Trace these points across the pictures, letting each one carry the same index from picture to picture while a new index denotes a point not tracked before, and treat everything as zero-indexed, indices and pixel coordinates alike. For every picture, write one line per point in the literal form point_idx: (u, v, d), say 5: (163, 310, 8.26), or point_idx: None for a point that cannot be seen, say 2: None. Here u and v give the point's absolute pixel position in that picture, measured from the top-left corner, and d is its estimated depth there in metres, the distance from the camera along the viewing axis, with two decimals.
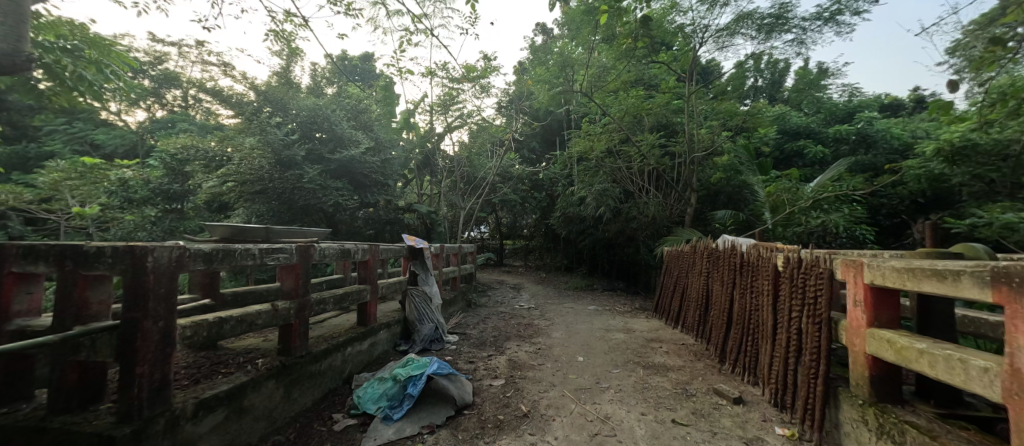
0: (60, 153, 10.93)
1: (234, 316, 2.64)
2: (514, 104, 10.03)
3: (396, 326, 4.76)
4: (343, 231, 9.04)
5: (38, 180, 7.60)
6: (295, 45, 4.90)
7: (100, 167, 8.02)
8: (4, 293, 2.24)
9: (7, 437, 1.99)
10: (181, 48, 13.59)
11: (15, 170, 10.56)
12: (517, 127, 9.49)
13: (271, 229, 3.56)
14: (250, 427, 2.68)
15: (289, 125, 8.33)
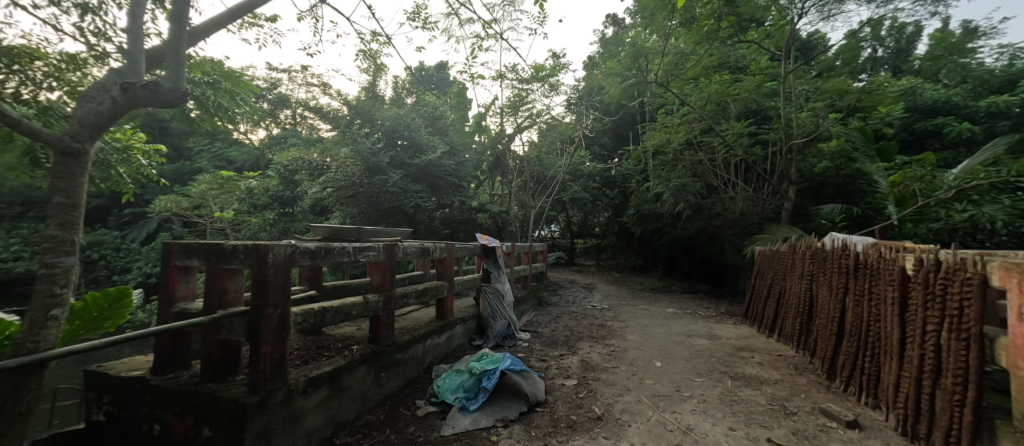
0: (204, 168, 13.21)
1: (333, 306, 2.88)
2: (585, 101, 9.79)
3: (470, 321, 4.86)
4: (423, 231, 9.54)
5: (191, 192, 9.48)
6: (380, 62, 5.25)
7: (233, 178, 9.70)
8: (169, 283, 2.75)
9: (172, 397, 2.42)
10: (290, 73, 15.44)
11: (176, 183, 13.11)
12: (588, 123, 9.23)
13: (361, 229, 3.81)
14: (345, 406, 2.92)
15: (375, 134, 8.97)
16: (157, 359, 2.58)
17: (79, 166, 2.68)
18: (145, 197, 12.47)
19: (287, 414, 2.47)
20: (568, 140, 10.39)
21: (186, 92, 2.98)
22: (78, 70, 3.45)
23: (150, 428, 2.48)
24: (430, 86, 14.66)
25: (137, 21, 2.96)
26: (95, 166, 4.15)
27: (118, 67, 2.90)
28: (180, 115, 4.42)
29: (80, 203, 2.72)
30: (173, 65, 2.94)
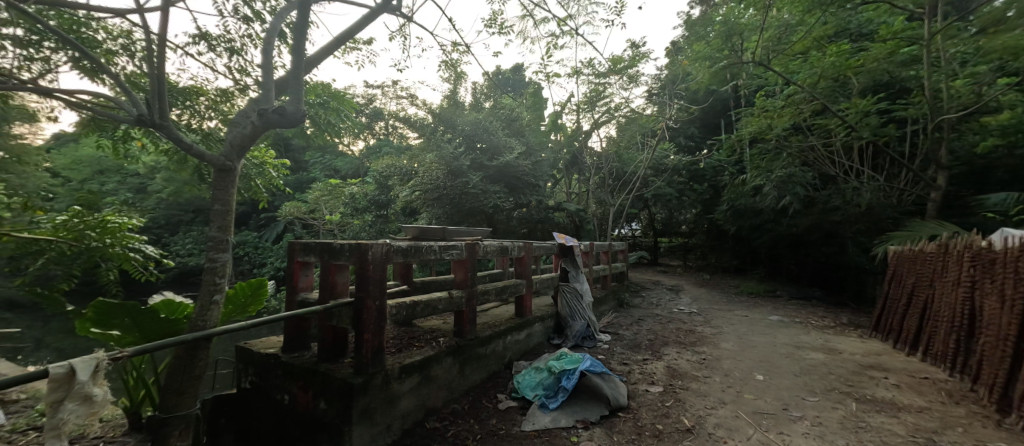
0: (315, 178, 14.92)
1: (423, 300, 2.99)
2: (668, 90, 9.17)
3: (549, 320, 4.78)
4: (502, 230, 9.66)
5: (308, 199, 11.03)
6: (461, 71, 5.39)
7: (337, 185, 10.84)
8: (292, 276, 3.15)
9: (298, 372, 2.80)
10: (383, 88, 16.80)
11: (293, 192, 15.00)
12: (672, 114, 8.62)
13: (445, 228, 3.93)
14: (434, 393, 3.04)
15: (456, 139, 9.34)
16: (286, 340, 3.03)
17: (230, 180, 3.20)
18: (271, 204, 14.52)
19: (385, 396, 2.65)
20: (650, 133, 9.83)
21: (305, 112, 3.30)
22: (229, 101, 4.26)
23: (281, 398, 2.89)
24: (507, 89, 14.87)
25: (268, 57, 3.34)
26: (241, 178, 4.86)
27: (255, 98, 3.38)
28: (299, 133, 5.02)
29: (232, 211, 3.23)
30: (294, 92, 3.27)
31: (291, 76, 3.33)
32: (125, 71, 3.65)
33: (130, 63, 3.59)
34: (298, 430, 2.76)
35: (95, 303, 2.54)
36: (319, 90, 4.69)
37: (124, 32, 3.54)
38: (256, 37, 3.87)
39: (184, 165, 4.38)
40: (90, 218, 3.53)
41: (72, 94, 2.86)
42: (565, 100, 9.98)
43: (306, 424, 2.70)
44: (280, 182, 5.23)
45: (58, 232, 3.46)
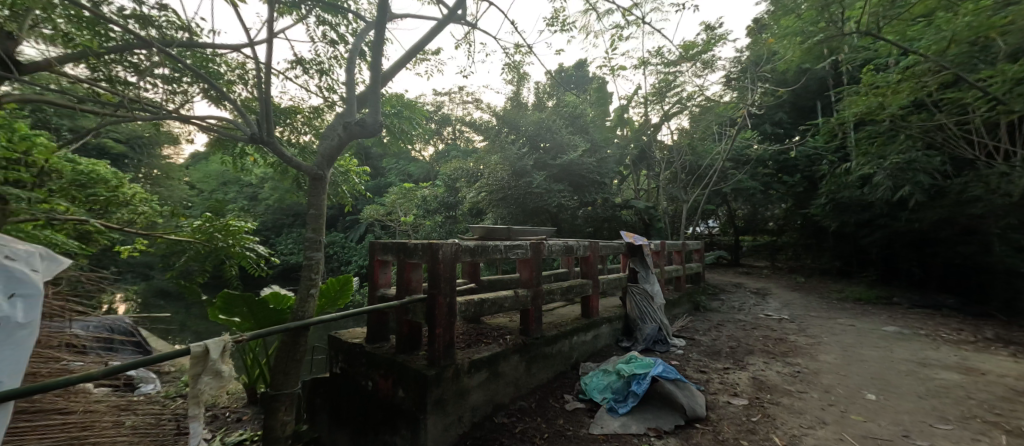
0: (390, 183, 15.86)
1: (490, 298, 2.98)
2: (749, 73, 8.36)
3: (618, 322, 4.56)
4: (567, 229, 9.43)
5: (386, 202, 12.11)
6: (523, 71, 5.34)
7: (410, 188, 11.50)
8: (373, 273, 3.32)
9: (378, 361, 2.94)
10: (450, 95, 17.44)
11: (371, 196, 16.08)
12: (753, 99, 7.84)
13: (511, 228, 3.90)
14: (502, 390, 3.02)
15: (520, 140, 9.39)
16: (368, 332, 3.21)
17: (324, 189, 3.44)
18: (355, 208, 15.77)
19: (455, 389, 2.67)
20: (728, 122, 9.06)
21: (381, 122, 3.46)
22: (319, 117, 4.59)
23: (365, 384, 3.07)
24: (571, 87, 14.64)
25: (350, 76, 3.54)
26: (329, 186, 5.26)
27: (341, 112, 3.60)
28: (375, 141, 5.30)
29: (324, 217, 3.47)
30: (375, 108, 3.42)
31: (370, 89, 3.50)
32: (242, 97, 4.12)
33: (245, 90, 4.07)
34: (380, 415, 2.89)
35: (221, 295, 3.20)
36: (393, 102, 4.95)
37: (240, 63, 3.98)
38: (342, 58, 4.16)
39: (286, 175, 4.90)
40: (214, 222, 4.12)
41: (203, 119, 3.23)
42: (631, 93, 9.54)
43: (386, 410, 2.82)
44: (362, 187, 5.58)
45: (194, 235, 4.08)
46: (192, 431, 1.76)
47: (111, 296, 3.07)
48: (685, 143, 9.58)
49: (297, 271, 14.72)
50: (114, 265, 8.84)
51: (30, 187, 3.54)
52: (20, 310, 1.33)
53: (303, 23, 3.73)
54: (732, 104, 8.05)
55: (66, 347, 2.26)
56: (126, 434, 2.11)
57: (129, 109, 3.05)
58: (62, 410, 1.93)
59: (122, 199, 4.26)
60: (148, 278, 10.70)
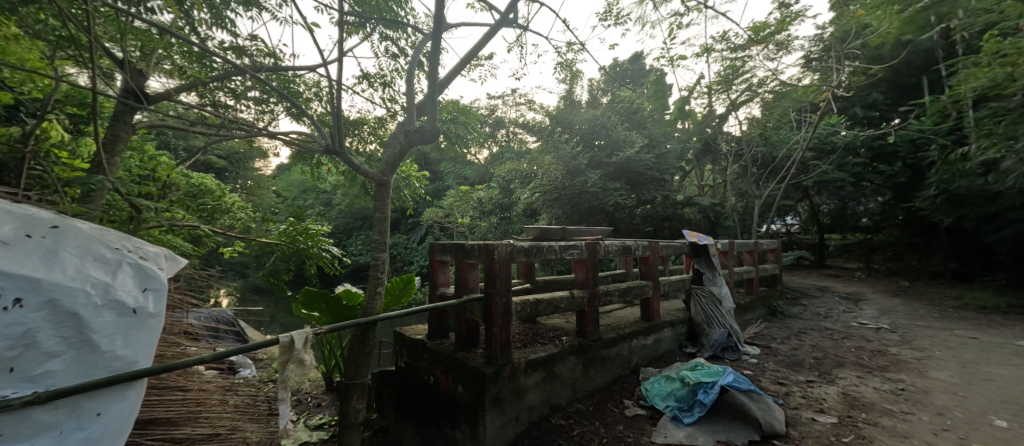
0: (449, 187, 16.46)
1: (545, 299, 3.02)
2: (831, 52, 7.62)
3: (681, 326, 4.39)
4: (624, 229, 9.18)
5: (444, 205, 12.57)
6: (576, 69, 5.31)
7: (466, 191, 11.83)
8: (433, 273, 3.51)
9: (440, 357, 3.10)
10: (504, 98, 17.72)
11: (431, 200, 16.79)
12: (836, 81, 7.14)
13: (565, 228, 3.91)
14: (559, 391, 3.06)
15: (574, 138, 9.33)
16: (430, 329, 3.39)
17: (386, 193, 3.69)
18: (416, 210, 16.58)
19: (513, 388, 2.76)
20: (806, 108, 8.31)
21: (437, 128, 3.64)
22: (383, 127, 4.91)
23: (428, 379, 3.25)
24: (627, 81, 14.26)
25: (410, 87, 3.77)
26: (393, 191, 5.60)
27: (403, 121, 3.83)
28: (437, 147, 5.54)
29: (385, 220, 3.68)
30: (432, 115, 3.60)
31: (429, 98, 3.69)
32: (317, 112, 4.53)
33: (320, 105, 4.48)
34: (441, 408, 3.06)
35: (303, 291, 3.54)
36: (450, 108, 5.15)
37: (315, 82, 4.39)
38: (402, 70, 4.42)
39: (355, 182, 5.30)
40: (297, 226, 4.59)
41: (286, 134, 3.61)
42: (692, 83, 9.11)
43: (447, 404, 2.97)
44: (423, 191, 5.87)
45: (281, 237, 4.56)
46: (281, 412, 2.00)
47: (216, 291, 3.54)
48: (756, 133, 8.94)
49: (366, 270, 15.83)
50: (218, 265, 10.12)
51: (157, 198, 4.17)
52: (151, 300, 1.49)
53: (368, 41, 4.02)
54: (813, 88, 7.36)
55: (183, 334, 2.64)
56: (230, 411, 2.41)
57: (230, 130, 3.49)
58: (182, 387, 2.26)
59: (224, 207, 4.88)
60: (244, 275, 12.09)
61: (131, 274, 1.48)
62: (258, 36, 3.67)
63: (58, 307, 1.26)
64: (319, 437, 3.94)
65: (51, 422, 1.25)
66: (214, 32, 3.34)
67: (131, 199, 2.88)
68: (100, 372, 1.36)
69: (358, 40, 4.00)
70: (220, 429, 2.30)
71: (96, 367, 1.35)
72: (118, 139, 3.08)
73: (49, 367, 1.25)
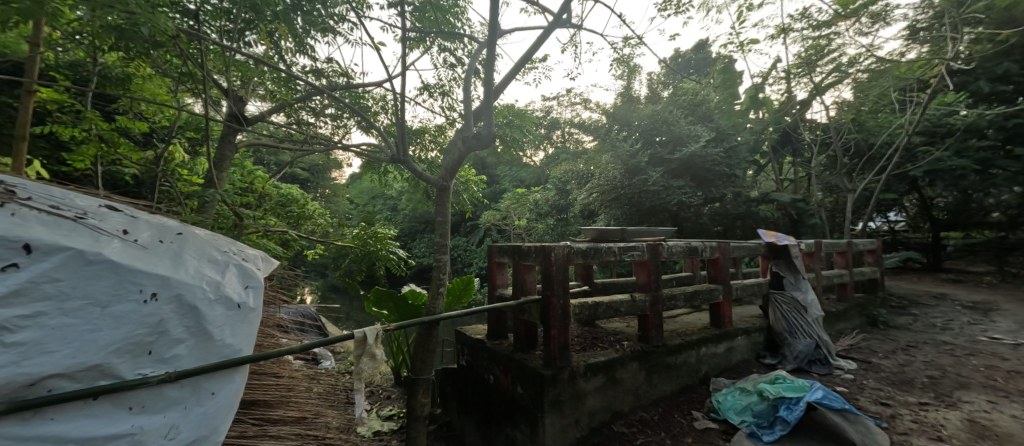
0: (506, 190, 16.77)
1: (604, 302, 3.01)
2: (942, 22, 6.64)
3: (757, 335, 4.11)
4: (689, 229, 8.74)
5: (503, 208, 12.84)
6: (634, 64, 5.20)
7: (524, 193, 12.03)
8: (492, 275, 3.65)
9: (500, 357, 3.22)
10: (559, 99, 17.67)
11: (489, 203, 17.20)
12: (951, 53, 6.21)
13: (625, 229, 3.86)
14: (621, 397, 3.04)
15: (633, 135, 9.05)
16: (489, 329, 3.53)
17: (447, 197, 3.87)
18: (475, 214, 17.13)
19: (573, 391, 2.79)
20: (911, 87, 7.31)
21: (491, 134, 3.75)
22: (443, 133, 5.16)
23: (488, 378, 3.38)
24: (690, 73, 13.55)
25: (468, 94, 3.95)
26: (453, 195, 5.85)
27: (461, 128, 4.01)
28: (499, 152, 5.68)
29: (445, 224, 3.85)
30: (488, 122, 3.73)
31: (485, 104, 3.82)
32: (384, 124, 4.88)
33: (386, 117, 4.82)
34: (501, 407, 3.16)
35: (373, 291, 3.85)
36: (506, 113, 5.29)
37: (382, 96, 4.73)
38: (459, 79, 4.63)
39: (418, 188, 5.62)
40: (368, 230, 4.97)
41: (357, 146, 3.94)
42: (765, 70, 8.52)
43: (507, 403, 3.07)
44: (480, 194, 6.07)
45: (354, 241, 4.96)
46: (357, 401, 2.20)
47: (301, 290, 3.92)
48: (847, 119, 8.03)
49: (429, 271, 16.64)
50: (302, 267, 11.20)
51: (254, 207, 4.75)
52: (251, 296, 1.64)
53: (427, 54, 4.28)
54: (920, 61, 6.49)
55: (276, 327, 2.96)
56: (315, 397, 2.56)
57: (310, 145, 3.89)
58: (275, 374, 2.47)
59: (306, 213, 5.42)
60: (323, 276, 13.25)
61: (236, 275, 1.64)
62: (333, 58, 4.05)
63: (183, 300, 1.40)
64: (389, 428, 4.25)
65: (177, 399, 1.40)
66: (297, 57, 3.74)
67: (234, 207, 3.34)
68: (215, 358, 1.50)
69: (419, 54, 4.26)
70: (306, 413, 2.40)
71: (212, 353, 1.49)
72: (225, 157, 3.69)
73: (176, 351, 1.40)
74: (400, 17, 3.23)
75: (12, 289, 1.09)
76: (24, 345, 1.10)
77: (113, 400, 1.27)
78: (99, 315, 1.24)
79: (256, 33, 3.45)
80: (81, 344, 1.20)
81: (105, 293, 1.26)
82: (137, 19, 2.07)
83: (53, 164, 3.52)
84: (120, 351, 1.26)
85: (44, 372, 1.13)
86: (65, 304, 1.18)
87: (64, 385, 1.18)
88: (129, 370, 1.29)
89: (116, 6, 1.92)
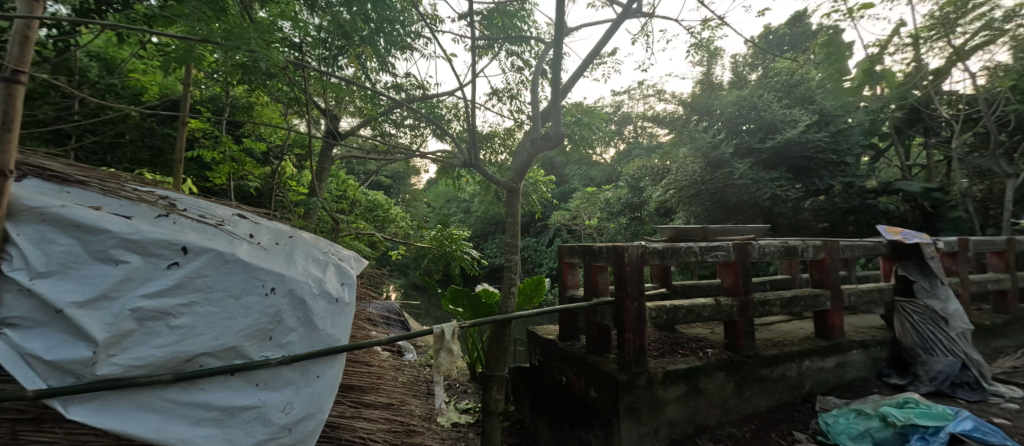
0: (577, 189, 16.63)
1: (684, 305, 2.84)
2: None
3: (877, 350, 3.62)
4: (786, 226, 7.77)
5: (573, 207, 12.76)
6: (715, 47, 4.83)
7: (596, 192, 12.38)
8: (563, 275, 3.70)
9: (572, 358, 3.27)
10: (630, 92, 17.04)
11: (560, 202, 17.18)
12: None
13: (706, 228, 3.63)
14: (706, 410, 2.88)
15: (715, 126, 8.36)
16: (561, 330, 3.58)
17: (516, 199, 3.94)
18: (545, 214, 17.32)
19: (651, 398, 2.71)
20: None
21: (556, 135, 3.79)
22: (514, 134, 5.29)
23: (561, 379, 3.42)
24: (782, 51, 12.20)
25: (535, 96, 4.03)
26: (523, 196, 5.95)
27: (529, 130, 4.09)
28: (573, 151, 5.60)
29: (515, 226, 3.92)
30: (556, 124, 3.79)
31: (553, 105, 3.87)
32: (456, 130, 5.13)
33: (458, 123, 5.06)
34: (575, 410, 3.18)
35: (450, 289, 4.09)
36: (575, 110, 5.27)
37: (454, 105, 5.03)
38: (527, 81, 4.73)
39: (489, 190, 5.84)
40: (444, 232, 5.30)
41: (434, 153, 4.19)
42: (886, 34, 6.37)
43: (582, 406, 3.08)
44: (549, 194, 6.15)
45: (432, 242, 5.30)
46: (437, 393, 2.35)
47: (387, 287, 4.27)
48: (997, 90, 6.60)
49: (501, 270, 17.13)
50: (386, 266, 12.13)
51: (346, 212, 5.28)
52: (347, 292, 1.86)
53: (496, 59, 4.44)
54: None
55: (367, 321, 3.25)
56: (400, 387, 2.75)
57: (392, 155, 4.25)
58: (367, 363, 2.69)
59: (390, 217, 5.89)
60: (405, 274, 14.25)
61: (335, 272, 1.88)
62: (410, 72, 4.41)
63: (293, 293, 1.62)
64: (466, 420, 4.47)
65: (290, 379, 1.63)
66: (381, 75, 4.16)
67: (332, 213, 3.78)
68: (320, 345, 1.71)
69: (488, 60, 4.44)
70: (393, 400, 2.60)
71: (317, 341, 1.70)
72: (324, 169, 4.23)
73: (290, 338, 1.63)
74: (470, 28, 3.39)
75: (174, 282, 1.39)
76: (183, 328, 1.40)
77: (244, 377, 1.53)
78: (233, 305, 1.50)
79: (347, 57, 3.87)
80: (222, 329, 1.47)
81: (240, 287, 1.52)
82: (257, 56, 2.45)
83: (200, 180, 4.31)
84: (248, 335, 1.51)
85: (197, 349, 1.42)
86: (210, 295, 1.46)
87: (210, 362, 1.46)
88: (255, 352, 1.54)
89: (242, 47, 2.26)
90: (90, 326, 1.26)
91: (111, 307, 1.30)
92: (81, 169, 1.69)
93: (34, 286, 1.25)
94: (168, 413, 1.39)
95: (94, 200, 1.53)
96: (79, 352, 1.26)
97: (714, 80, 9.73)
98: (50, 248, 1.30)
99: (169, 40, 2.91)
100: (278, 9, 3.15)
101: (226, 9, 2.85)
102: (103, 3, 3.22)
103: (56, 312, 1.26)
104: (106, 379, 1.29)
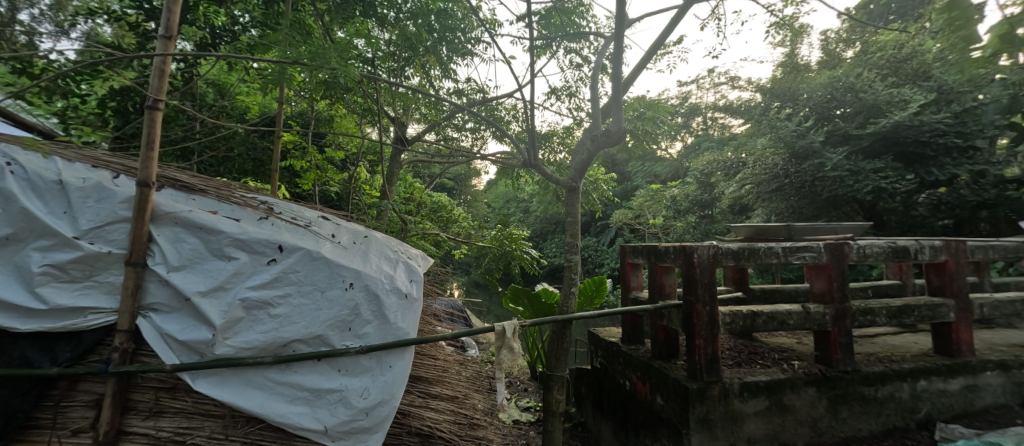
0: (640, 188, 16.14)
1: (765, 311, 2.65)
2: None
3: (1019, 373, 3.12)
4: (894, 224, 6.59)
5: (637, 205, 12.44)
6: (800, 25, 4.39)
7: (660, 190, 12.10)
8: (626, 276, 3.63)
9: (636, 363, 3.21)
10: (698, 81, 16.21)
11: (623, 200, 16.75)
12: None
13: (790, 225, 3.35)
14: (793, 428, 2.67)
15: (800, 113, 7.63)
16: (625, 333, 3.54)
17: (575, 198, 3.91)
18: (606, 213, 17.06)
19: (725, 411, 2.56)
20: None
21: (616, 132, 3.71)
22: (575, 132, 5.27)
23: (624, 384, 3.37)
24: (887, 21, 10.74)
25: (596, 92, 3.98)
26: (584, 195, 5.93)
27: (590, 127, 4.04)
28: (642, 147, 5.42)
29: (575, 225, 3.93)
30: (618, 120, 3.70)
31: (613, 101, 3.81)
32: (516, 131, 5.25)
33: (517, 124, 5.20)
34: (640, 416, 3.12)
35: (510, 287, 4.22)
36: (638, 104, 5.14)
37: (513, 106, 5.16)
38: (587, 78, 4.70)
39: (549, 189, 5.86)
40: (503, 231, 5.40)
41: (495, 155, 4.29)
42: None
43: (647, 414, 3.02)
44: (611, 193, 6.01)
45: (492, 241, 5.43)
46: (499, 389, 2.40)
47: (452, 284, 4.47)
48: None
49: (561, 270, 17.11)
50: (451, 264, 12.64)
51: (416, 213, 5.61)
52: (415, 289, 1.97)
53: (555, 58, 4.47)
54: None
55: (434, 318, 3.42)
56: (463, 381, 2.88)
57: (456, 158, 4.41)
58: (433, 355, 2.84)
59: (454, 217, 6.13)
60: (468, 273, 14.74)
61: (405, 270, 2.00)
62: (471, 77, 4.60)
63: (369, 289, 1.76)
64: (528, 419, 4.55)
65: (368, 367, 1.74)
66: (444, 82, 4.35)
67: (401, 214, 4.05)
68: (392, 338, 1.80)
69: (546, 59, 4.49)
70: (458, 393, 2.73)
71: (390, 334, 1.80)
72: (394, 173, 4.58)
73: (367, 329, 1.76)
74: (529, 28, 3.46)
75: (272, 277, 1.60)
76: (280, 316, 1.61)
77: (329, 363, 1.69)
78: (320, 297, 1.68)
79: (413, 67, 4.09)
80: (311, 318, 1.65)
81: (325, 281, 1.69)
82: (337, 72, 2.71)
83: (292, 187, 4.82)
84: (331, 325, 1.68)
85: (291, 336, 1.61)
86: (301, 288, 1.65)
87: (302, 348, 1.64)
88: (338, 341, 1.69)
89: (324, 65, 2.50)
90: (210, 312, 1.51)
91: (225, 296, 1.54)
92: (203, 180, 1.99)
93: (170, 277, 1.53)
94: (270, 392, 1.60)
95: (213, 205, 1.80)
96: (202, 334, 1.51)
97: (800, 61, 9.05)
98: (181, 246, 1.58)
99: (267, 65, 3.33)
100: (356, 27, 3.43)
101: (311, 32, 3.30)
102: (215, 37, 3.72)
103: (186, 299, 1.53)
104: (222, 358, 1.53)
